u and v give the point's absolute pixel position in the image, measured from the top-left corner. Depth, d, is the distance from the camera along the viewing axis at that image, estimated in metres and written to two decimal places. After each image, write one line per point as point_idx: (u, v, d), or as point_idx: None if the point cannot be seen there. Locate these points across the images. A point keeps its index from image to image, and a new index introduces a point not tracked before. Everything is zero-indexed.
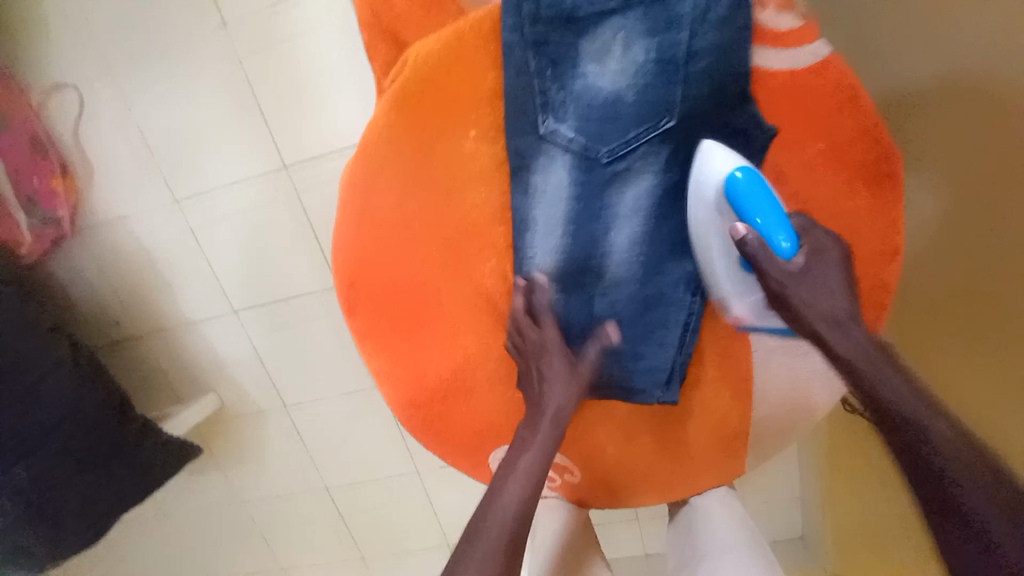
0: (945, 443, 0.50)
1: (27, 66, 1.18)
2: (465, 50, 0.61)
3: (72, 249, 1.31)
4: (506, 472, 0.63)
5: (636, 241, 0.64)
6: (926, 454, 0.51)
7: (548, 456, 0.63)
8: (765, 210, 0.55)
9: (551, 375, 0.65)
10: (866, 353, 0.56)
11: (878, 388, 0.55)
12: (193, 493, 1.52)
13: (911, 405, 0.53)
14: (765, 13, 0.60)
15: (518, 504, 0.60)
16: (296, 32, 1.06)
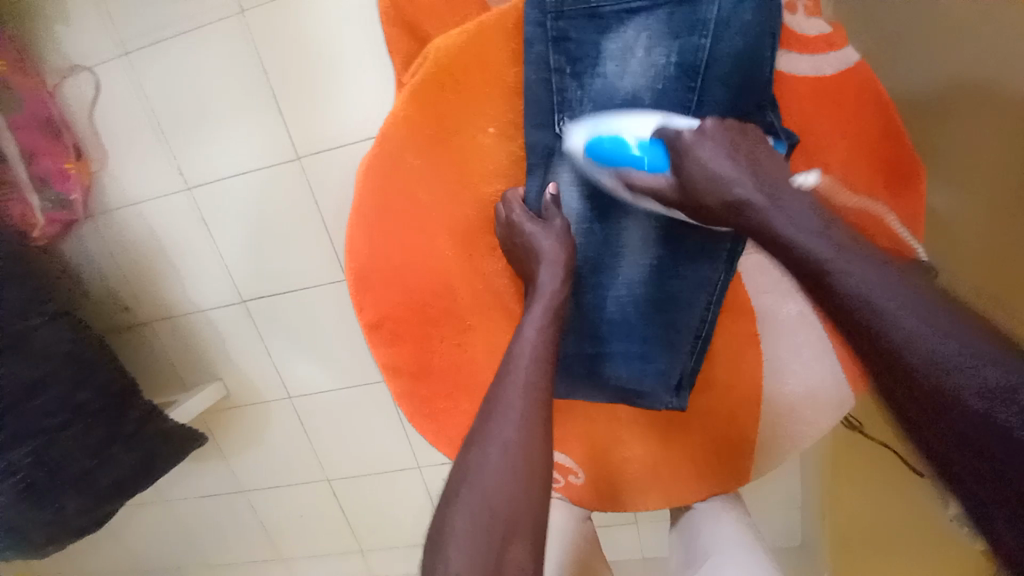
0: (978, 367, 0.36)
1: (46, 49, 1.19)
2: (490, 44, 0.60)
3: (84, 232, 1.31)
4: (493, 399, 0.55)
5: (648, 242, 0.63)
6: (957, 382, 0.36)
7: (544, 386, 0.56)
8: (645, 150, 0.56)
9: (531, 309, 0.60)
10: (858, 269, 0.43)
11: (881, 310, 0.41)
12: (196, 480, 1.52)
13: (927, 324, 0.39)
14: (795, 18, 0.60)
15: (517, 438, 0.53)
16: (313, 22, 1.06)
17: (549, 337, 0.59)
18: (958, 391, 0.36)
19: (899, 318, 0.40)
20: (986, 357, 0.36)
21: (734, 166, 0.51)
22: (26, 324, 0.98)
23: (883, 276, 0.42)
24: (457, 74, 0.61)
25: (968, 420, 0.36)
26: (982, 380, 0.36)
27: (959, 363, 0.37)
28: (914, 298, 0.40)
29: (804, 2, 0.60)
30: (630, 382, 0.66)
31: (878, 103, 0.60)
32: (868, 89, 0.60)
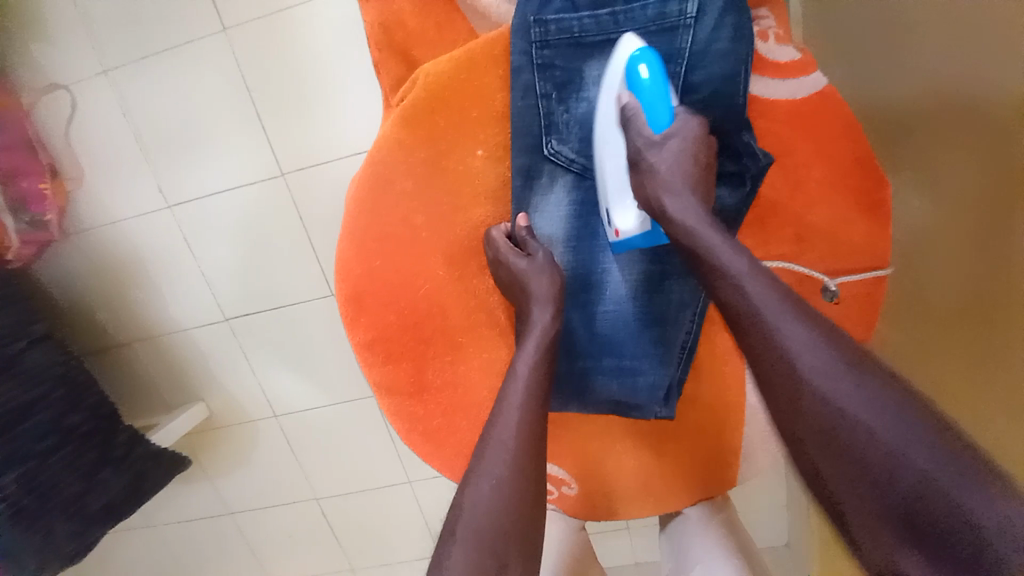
0: (917, 448, 0.39)
1: (21, 67, 1.17)
2: (479, 71, 0.62)
3: (61, 252, 1.28)
4: (486, 436, 0.57)
5: (635, 264, 0.65)
6: (901, 466, 0.39)
7: (534, 414, 0.58)
8: (661, 107, 0.55)
9: (522, 348, 0.62)
10: (812, 350, 0.45)
11: (832, 394, 0.43)
12: (180, 504, 1.48)
13: (873, 406, 0.42)
14: (769, 45, 0.63)
15: (507, 466, 0.54)
16: (298, 42, 1.07)
17: (542, 373, 0.60)
18: (900, 474, 0.39)
19: (848, 401, 0.42)
20: (925, 441, 0.39)
21: (677, 185, 0.53)
22: (16, 346, 0.98)
23: (836, 357, 0.44)
24: (447, 99, 0.63)
25: (908, 502, 0.39)
26: (920, 464, 0.39)
27: (902, 449, 0.40)
28: (865, 381, 0.43)
29: (775, 30, 0.64)
30: (622, 395, 0.68)
31: (846, 127, 0.64)
32: (837, 112, 0.64)
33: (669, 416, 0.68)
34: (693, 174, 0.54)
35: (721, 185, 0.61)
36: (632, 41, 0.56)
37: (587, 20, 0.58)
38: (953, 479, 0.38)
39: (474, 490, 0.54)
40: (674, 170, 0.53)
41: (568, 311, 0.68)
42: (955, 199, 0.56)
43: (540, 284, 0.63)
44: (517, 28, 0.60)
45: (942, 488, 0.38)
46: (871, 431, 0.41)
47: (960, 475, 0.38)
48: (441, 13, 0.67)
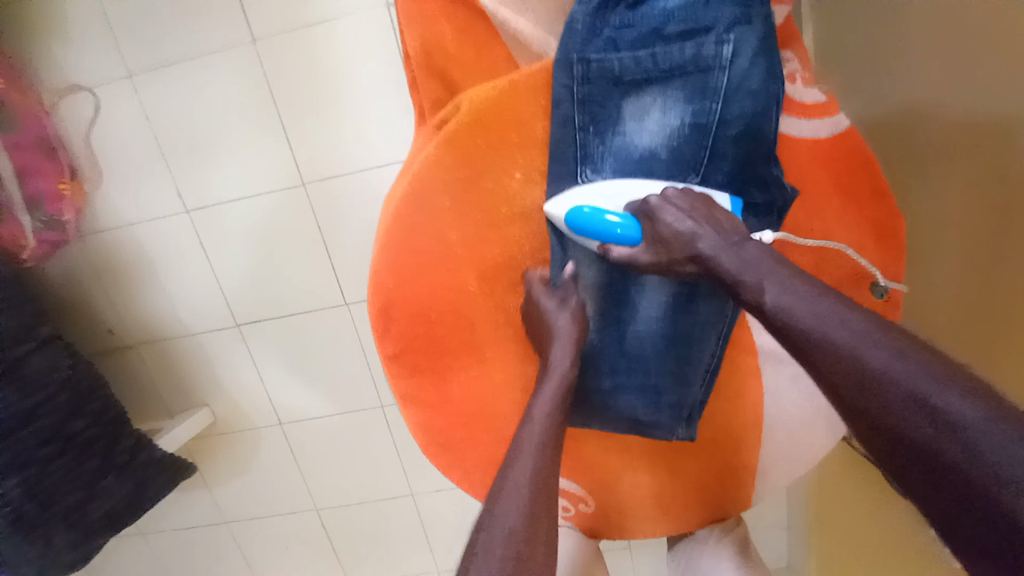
0: (957, 414, 0.39)
1: (45, 69, 1.18)
2: (520, 99, 0.65)
3: (72, 253, 1.28)
4: (499, 485, 0.59)
5: (662, 302, 0.68)
6: (945, 438, 0.39)
7: (550, 441, 0.61)
8: (617, 222, 0.60)
9: (540, 391, 0.64)
10: (851, 330, 0.45)
11: (873, 368, 0.43)
12: (177, 510, 1.47)
13: (910, 379, 0.42)
14: (796, 86, 0.67)
15: (524, 498, 0.57)
16: (326, 56, 1.09)
17: (556, 418, 0.62)
18: (937, 443, 0.40)
19: (885, 375, 0.43)
20: (967, 409, 0.39)
21: (692, 230, 0.56)
22: (21, 349, 0.96)
23: (874, 334, 0.45)
24: (488, 124, 0.65)
25: (952, 468, 0.39)
26: (959, 431, 0.39)
27: (939, 418, 0.40)
28: (901, 355, 0.43)
29: (801, 73, 0.67)
30: (644, 415, 0.71)
31: (864, 164, 0.67)
32: (859, 151, 0.67)
33: (688, 437, 0.71)
34: (716, 220, 0.57)
35: (748, 215, 0.63)
36: (557, 203, 0.63)
37: (627, 59, 0.61)
38: (996, 443, 0.38)
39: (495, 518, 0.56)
40: (684, 223, 0.56)
41: (598, 341, 0.70)
42: (982, 209, 0.62)
43: (566, 328, 0.65)
44: (558, 63, 0.63)
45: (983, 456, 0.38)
46: (908, 403, 0.41)
47: (996, 433, 0.38)
48: (482, 41, 0.69)
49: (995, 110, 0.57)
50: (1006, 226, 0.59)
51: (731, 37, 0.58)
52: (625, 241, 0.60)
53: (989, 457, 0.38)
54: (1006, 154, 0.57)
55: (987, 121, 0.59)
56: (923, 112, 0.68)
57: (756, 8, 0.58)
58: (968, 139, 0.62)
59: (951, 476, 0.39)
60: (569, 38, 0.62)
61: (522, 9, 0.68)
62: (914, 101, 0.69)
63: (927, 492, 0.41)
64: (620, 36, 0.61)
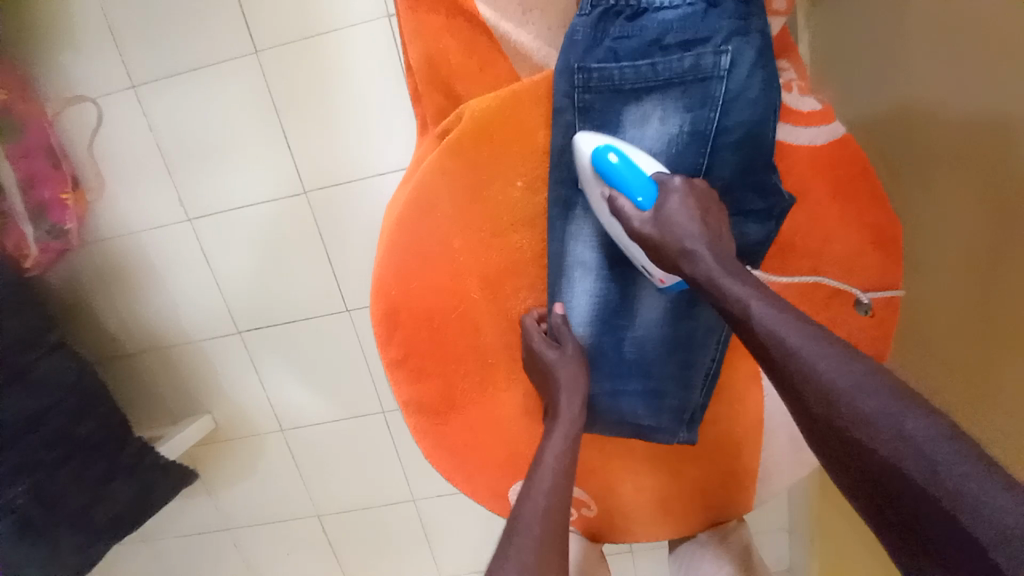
0: (921, 434, 0.40)
1: (50, 78, 1.19)
2: (523, 109, 0.66)
3: (76, 260, 1.28)
4: (513, 522, 0.59)
5: (659, 317, 0.69)
6: (909, 467, 0.40)
7: (566, 467, 0.64)
8: (642, 187, 0.60)
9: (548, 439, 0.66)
10: (823, 355, 0.47)
11: (843, 396, 0.44)
12: (178, 518, 1.47)
13: (888, 411, 0.42)
14: (792, 95, 0.68)
15: (538, 527, 0.58)
16: (329, 64, 1.11)
17: (566, 458, 0.65)
18: (914, 481, 0.40)
19: (862, 405, 0.43)
20: (943, 445, 0.39)
21: (689, 242, 0.56)
22: (29, 355, 0.96)
23: (854, 363, 0.46)
24: (491, 132, 0.67)
25: (917, 497, 0.39)
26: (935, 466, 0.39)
27: (915, 452, 0.40)
28: (879, 387, 0.44)
29: (797, 82, 0.69)
30: (646, 420, 0.71)
31: (859, 171, 0.68)
32: (856, 156, 0.68)
33: (689, 441, 0.71)
34: (712, 233, 0.57)
35: (748, 221, 0.64)
36: (590, 138, 0.62)
37: (627, 68, 0.62)
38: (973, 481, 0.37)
39: (513, 556, 0.56)
40: (687, 228, 0.57)
41: (598, 361, 0.71)
42: (972, 249, 0.64)
43: (569, 373, 0.67)
44: (560, 73, 0.64)
45: (960, 494, 0.37)
46: (884, 435, 0.42)
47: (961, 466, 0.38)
48: (484, 51, 0.70)
49: (989, 154, 0.60)
50: (994, 267, 0.61)
51: (730, 48, 0.59)
52: (636, 204, 0.60)
53: (951, 480, 0.38)
54: (999, 195, 0.59)
55: (980, 160, 0.61)
56: (919, 117, 0.70)
57: (754, 20, 0.60)
58: (962, 179, 0.64)
59: (919, 506, 0.39)
60: (571, 49, 0.63)
61: (523, 22, 0.68)
62: (911, 106, 0.70)
63: (908, 533, 0.40)
64: (621, 46, 0.62)
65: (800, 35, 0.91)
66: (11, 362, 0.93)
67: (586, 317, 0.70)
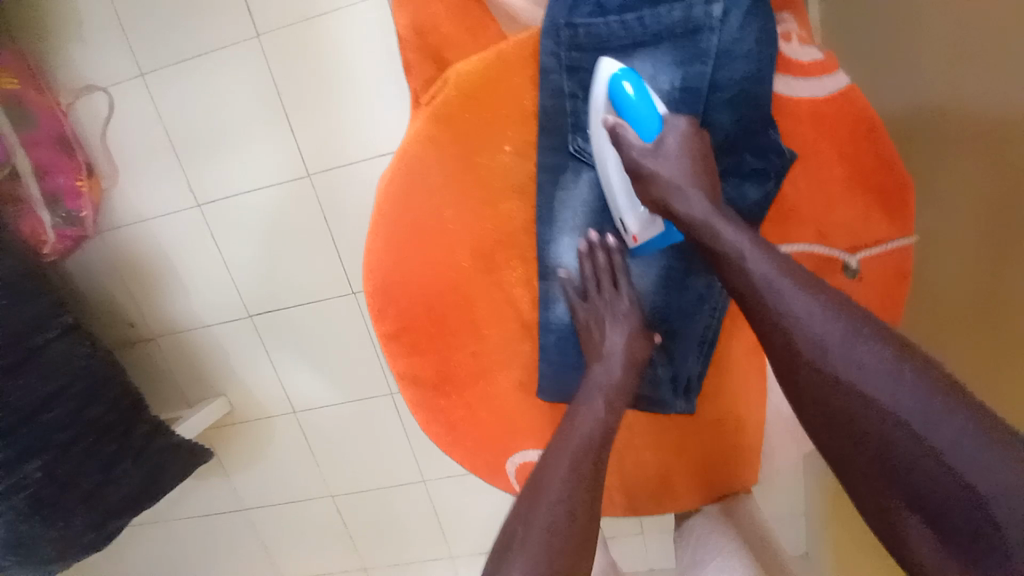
0: (910, 393, 0.42)
1: (64, 71, 1.22)
2: (509, 71, 0.65)
3: (93, 249, 1.33)
4: (537, 481, 0.57)
5: (652, 284, 0.68)
6: (898, 425, 0.42)
7: (606, 424, 0.61)
8: (650, 118, 0.57)
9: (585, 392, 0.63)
10: (818, 308, 0.47)
11: (833, 354, 0.45)
12: (196, 498, 1.51)
13: (879, 371, 0.43)
14: (791, 46, 0.64)
15: (566, 485, 0.56)
16: (329, 45, 1.11)
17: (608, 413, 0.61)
18: (901, 435, 0.42)
19: (853, 367, 0.44)
20: (929, 402, 0.41)
21: (682, 185, 0.54)
22: (42, 338, 0.99)
23: (845, 320, 0.46)
24: (478, 97, 0.66)
25: (904, 454, 0.42)
26: (931, 439, 0.41)
27: (920, 428, 0.41)
28: (870, 345, 0.44)
29: (798, 32, 0.65)
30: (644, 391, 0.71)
31: (866, 129, 0.63)
32: (864, 111, 0.63)
33: (685, 410, 0.72)
34: (698, 178, 0.55)
35: (746, 181, 0.62)
36: (613, 62, 0.59)
37: (615, 24, 0.60)
38: (960, 445, 0.40)
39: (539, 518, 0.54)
40: (682, 172, 0.55)
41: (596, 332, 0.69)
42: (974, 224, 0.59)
43: (619, 314, 0.65)
44: (544, 31, 0.63)
45: (946, 457, 0.40)
46: (876, 395, 0.43)
47: (950, 425, 0.40)
48: (472, 16, 0.69)
49: (1006, 134, 0.53)
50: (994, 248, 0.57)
51: None
52: (638, 135, 0.57)
53: (936, 435, 0.40)
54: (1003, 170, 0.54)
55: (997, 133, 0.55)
56: (923, 76, 0.66)
57: None
58: (975, 152, 0.58)
59: (909, 462, 0.42)
60: (556, 7, 0.61)
61: None
62: (921, 60, 0.65)
63: (893, 474, 0.43)
64: (608, 2, 0.61)
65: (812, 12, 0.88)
66: (19, 349, 0.95)
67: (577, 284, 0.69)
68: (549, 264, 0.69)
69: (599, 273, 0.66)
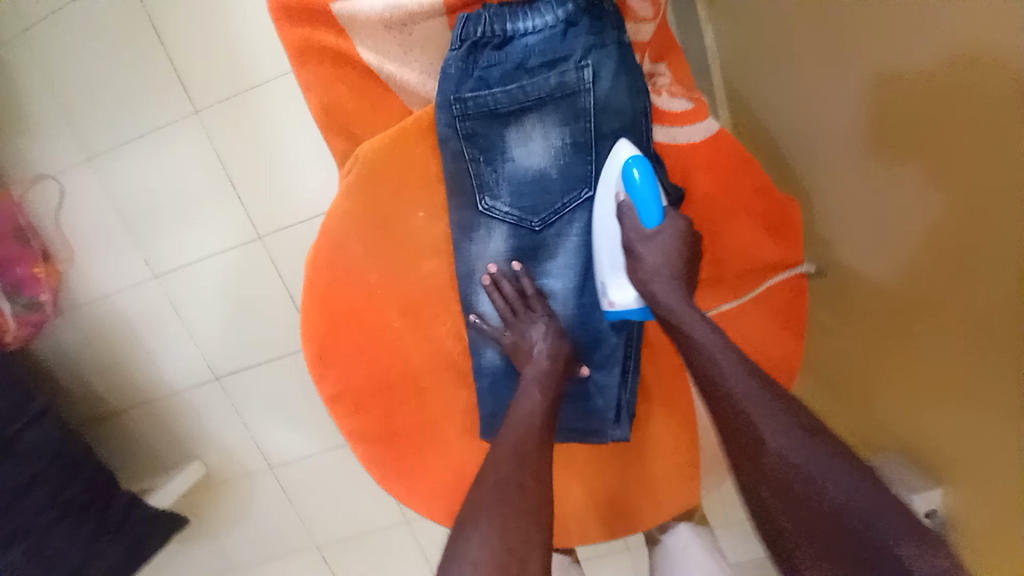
0: (792, 436, 0.53)
1: (12, 163, 1.25)
2: (413, 142, 0.73)
3: (57, 330, 1.34)
4: (474, 496, 0.56)
5: (568, 316, 0.75)
6: (793, 461, 0.52)
7: (534, 437, 0.62)
8: (651, 208, 0.65)
9: (513, 408, 0.65)
10: (732, 360, 0.58)
11: (740, 397, 0.56)
12: (184, 567, 1.50)
13: (776, 419, 0.54)
14: (661, 99, 0.76)
15: (504, 499, 0.55)
16: (261, 112, 1.15)
17: (537, 428, 0.63)
18: (791, 469, 0.52)
19: (754, 411, 0.55)
20: (812, 446, 0.52)
21: (660, 271, 0.64)
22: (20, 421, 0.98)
23: (749, 373, 0.57)
24: (387, 163, 0.72)
25: (791, 484, 0.51)
26: (819, 484, 0.50)
27: (816, 469, 0.51)
28: (766, 395, 0.55)
29: (669, 86, 0.77)
30: (577, 422, 0.76)
31: (741, 164, 0.74)
32: (739, 147, 0.73)
33: (623, 437, 0.74)
34: (672, 264, 0.64)
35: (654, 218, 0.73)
36: (629, 148, 0.66)
37: (499, 94, 0.68)
38: (830, 482, 0.50)
39: (478, 538, 0.52)
40: (665, 253, 0.65)
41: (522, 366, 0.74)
42: (933, 238, 0.60)
43: (535, 343, 0.71)
44: (438, 106, 0.71)
45: (823, 489, 0.50)
46: (775, 436, 0.53)
47: (830, 466, 0.51)
48: (376, 96, 0.79)
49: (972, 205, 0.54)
50: (961, 265, 0.57)
51: (589, 63, 0.66)
52: (640, 219, 0.66)
53: (819, 472, 0.51)
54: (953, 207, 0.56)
55: (936, 167, 0.57)
56: (866, 140, 0.67)
57: (608, 35, 0.67)
58: (938, 171, 0.57)
59: (799, 492, 0.51)
60: (446, 84, 0.70)
61: (404, 62, 0.78)
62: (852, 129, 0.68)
63: (783, 496, 0.52)
64: (491, 75, 0.69)
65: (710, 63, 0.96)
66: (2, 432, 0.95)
67: (497, 320, 0.74)
68: (470, 308, 0.74)
69: (513, 303, 0.72)
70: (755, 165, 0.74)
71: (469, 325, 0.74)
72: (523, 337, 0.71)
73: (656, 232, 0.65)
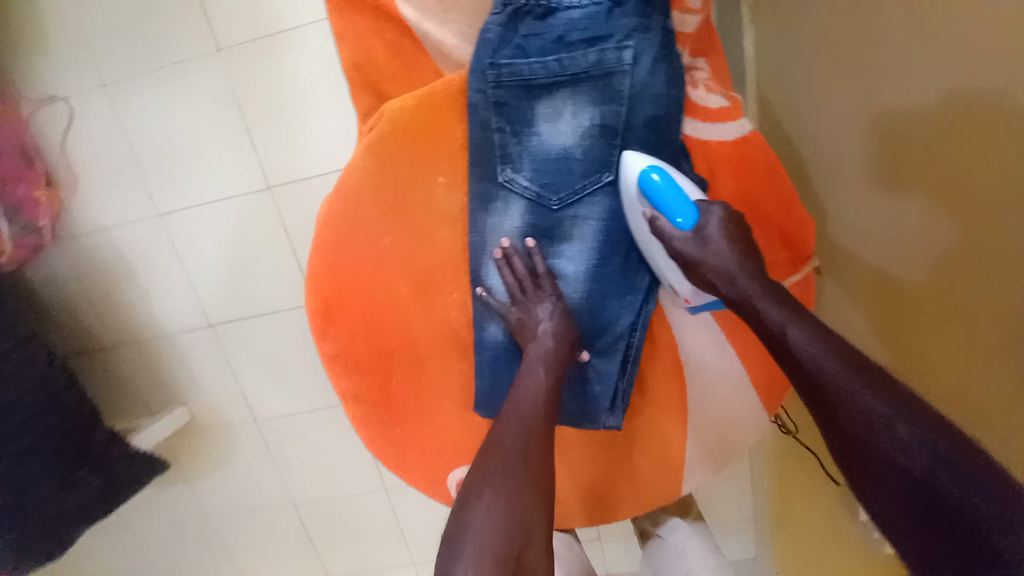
0: (880, 405, 0.50)
1: (22, 79, 1.22)
2: (442, 108, 0.72)
3: (52, 257, 1.32)
4: (478, 472, 0.57)
5: (577, 300, 0.74)
6: (883, 431, 0.49)
7: (534, 419, 0.61)
8: (683, 210, 0.66)
9: (515, 389, 0.65)
10: (804, 333, 0.56)
11: (820, 367, 0.54)
12: (157, 508, 1.51)
13: (853, 389, 0.51)
14: (698, 93, 0.74)
15: (508, 474, 0.56)
16: (284, 62, 1.13)
17: (539, 409, 0.62)
18: (878, 442, 0.49)
19: (833, 378, 0.53)
20: (898, 412, 0.49)
21: (733, 267, 0.62)
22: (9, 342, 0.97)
23: (819, 341, 0.55)
24: (412, 126, 0.71)
25: (885, 457, 0.49)
26: (919, 459, 0.47)
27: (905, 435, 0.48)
28: (840, 364, 0.53)
29: (707, 81, 0.75)
30: (571, 406, 0.76)
31: (767, 170, 0.73)
32: (767, 152, 0.73)
33: (614, 426, 0.75)
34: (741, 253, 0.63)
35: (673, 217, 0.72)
36: (638, 157, 0.67)
37: (536, 65, 0.67)
38: (918, 450, 0.47)
39: (481, 509, 0.53)
40: (724, 244, 0.63)
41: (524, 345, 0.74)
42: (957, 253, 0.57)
43: (540, 324, 0.70)
44: (472, 70, 0.69)
45: (910, 459, 0.48)
46: (869, 411, 0.50)
47: (922, 432, 0.48)
48: (409, 57, 0.78)
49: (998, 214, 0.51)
50: (971, 277, 0.55)
51: (630, 44, 0.65)
52: (675, 223, 0.66)
53: (917, 443, 0.48)
54: (975, 217, 0.54)
55: (961, 175, 0.55)
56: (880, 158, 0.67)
57: (654, 18, 0.66)
58: (956, 186, 0.56)
59: (897, 468, 0.48)
60: (483, 49, 0.69)
61: (443, 24, 0.76)
62: (865, 145, 0.69)
63: (878, 472, 0.50)
64: (529, 45, 0.68)
65: (745, 66, 0.95)
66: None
67: (504, 295, 0.73)
68: (478, 281, 0.74)
69: (523, 280, 0.72)
70: (781, 171, 0.73)
71: (475, 298, 0.74)
72: (529, 315, 0.71)
73: (705, 232, 0.65)
